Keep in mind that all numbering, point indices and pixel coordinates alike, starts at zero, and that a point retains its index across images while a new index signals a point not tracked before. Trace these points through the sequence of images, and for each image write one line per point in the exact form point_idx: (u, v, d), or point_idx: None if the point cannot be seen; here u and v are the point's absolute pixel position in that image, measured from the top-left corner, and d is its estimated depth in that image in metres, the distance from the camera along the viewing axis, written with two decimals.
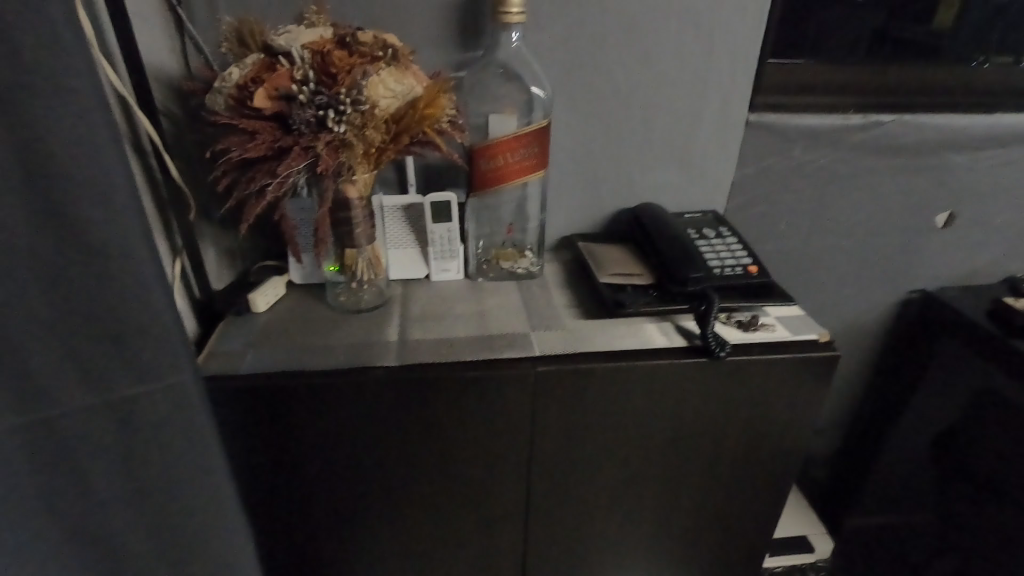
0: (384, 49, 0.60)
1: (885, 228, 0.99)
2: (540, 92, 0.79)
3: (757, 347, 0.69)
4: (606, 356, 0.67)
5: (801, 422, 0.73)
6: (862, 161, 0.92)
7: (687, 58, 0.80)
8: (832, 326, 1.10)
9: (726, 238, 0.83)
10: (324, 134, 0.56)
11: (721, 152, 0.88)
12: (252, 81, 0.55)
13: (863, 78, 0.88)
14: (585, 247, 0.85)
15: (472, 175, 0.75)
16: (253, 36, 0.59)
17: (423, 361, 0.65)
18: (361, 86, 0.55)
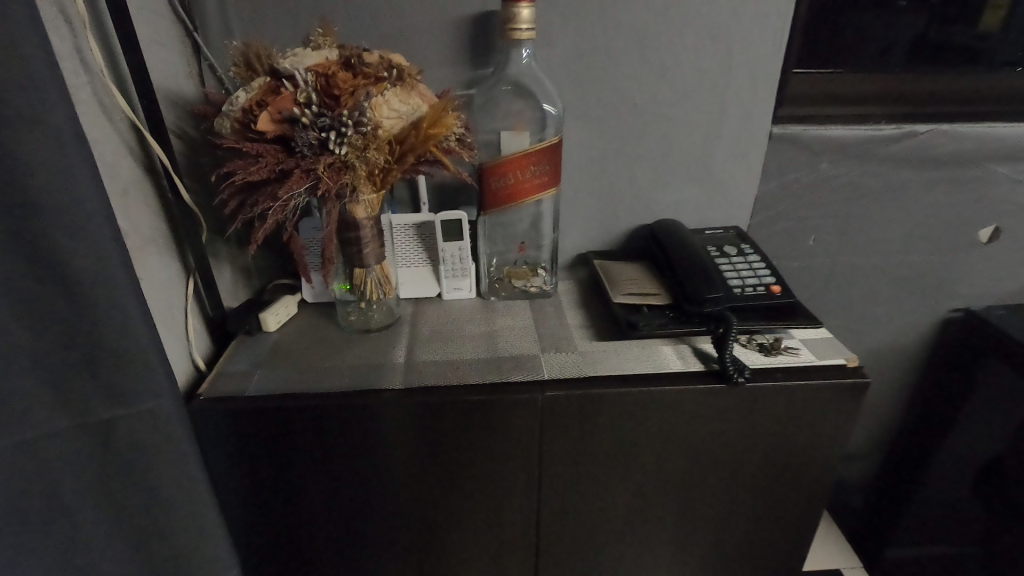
0: (389, 69, 0.60)
1: (922, 244, 0.94)
2: (552, 109, 0.77)
3: (780, 372, 0.66)
4: (618, 381, 0.64)
5: (830, 449, 0.69)
6: (896, 174, 0.88)
7: (706, 71, 0.78)
8: (867, 347, 1.04)
9: (747, 256, 0.79)
10: (326, 156, 0.56)
11: (742, 166, 0.85)
12: (257, 105, 0.56)
13: (895, 87, 0.83)
14: (601, 265, 0.83)
15: (482, 194, 0.74)
16: (260, 60, 0.59)
17: (429, 385, 0.64)
18: (363, 107, 0.55)
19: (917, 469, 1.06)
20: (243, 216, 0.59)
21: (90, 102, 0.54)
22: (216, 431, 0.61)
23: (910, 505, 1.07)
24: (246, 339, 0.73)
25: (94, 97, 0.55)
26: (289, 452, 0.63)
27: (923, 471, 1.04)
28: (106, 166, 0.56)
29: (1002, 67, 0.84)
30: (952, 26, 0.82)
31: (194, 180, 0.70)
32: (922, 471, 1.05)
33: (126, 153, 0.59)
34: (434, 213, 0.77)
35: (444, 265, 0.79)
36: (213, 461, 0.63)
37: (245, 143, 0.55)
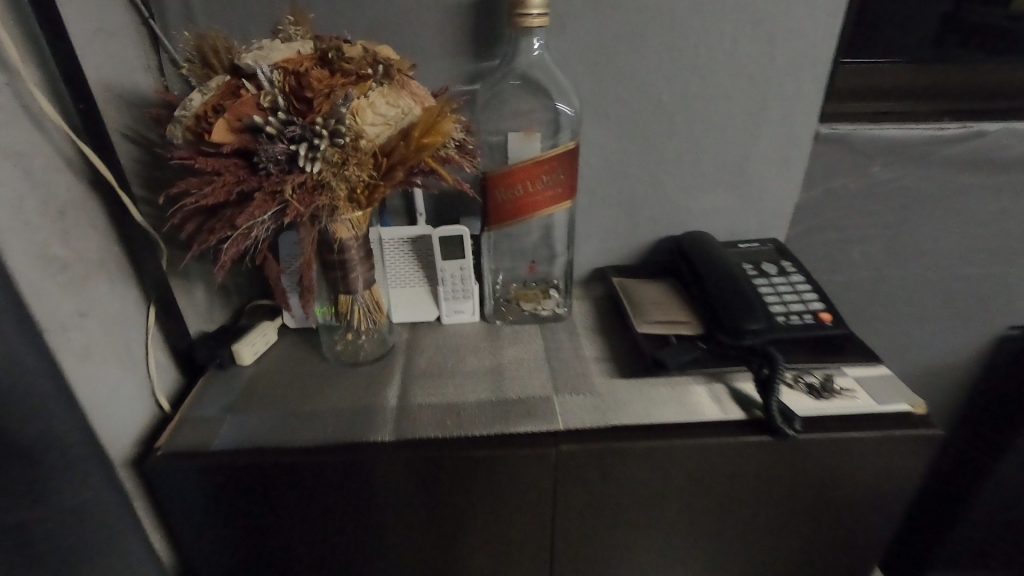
0: (374, 65, 0.50)
1: (983, 258, 0.83)
2: (567, 109, 0.67)
3: (835, 421, 0.56)
4: (646, 432, 0.55)
5: (890, 507, 0.59)
6: (958, 180, 0.77)
7: (745, 63, 0.67)
8: (913, 368, 0.93)
9: (790, 277, 0.69)
10: (295, 174, 0.46)
11: (783, 172, 0.74)
12: (213, 111, 0.46)
13: (960, 81, 0.73)
14: (621, 286, 0.74)
15: (486, 207, 0.64)
16: (218, 55, 0.49)
17: (423, 436, 0.55)
18: (340, 113, 0.45)
19: None
20: (200, 245, 0.49)
21: (11, 108, 0.45)
22: (178, 488, 0.53)
23: None
24: (217, 374, 0.64)
25: (17, 102, 0.45)
26: (262, 513, 0.54)
27: None
28: (37, 185, 0.47)
29: None
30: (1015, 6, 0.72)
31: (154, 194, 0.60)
32: None
33: (64, 166, 0.50)
34: (432, 228, 0.67)
35: (443, 287, 0.69)
36: (177, 520, 0.55)
37: (197, 159, 0.45)
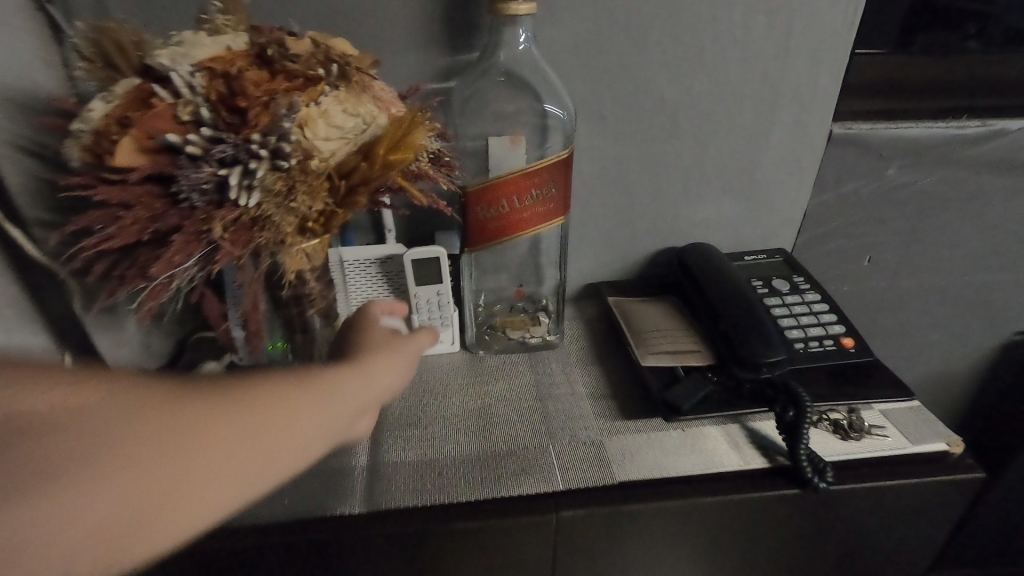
0: (327, 63, 0.40)
1: (995, 263, 0.78)
2: (559, 110, 0.58)
3: (868, 467, 0.50)
4: (661, 491, 0.47)
5: (922, 554, 0.53)
6: (976, 182, 0.71)
7: (757, 57, 0.59)
8: (917, 376, 0.89)
9: (806, 296, 0.62)
10: (226, 207, 0.36)
11: (793, 177, 0.67)
12: (116, 126, 0.36)
13: (982, 74, 0.66)
14: (618, 307, 0.66)
15: (466, 225, 0.55)
16: (126, 51, 0.39)
17: (400, 506, 0.46)
18: (283, 128, 0.36)
19: None
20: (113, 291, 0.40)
21: None
22: None
23: None
24: None
25: None
26: None
27: None
28: None
29: None
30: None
31: None
32: None
33: None
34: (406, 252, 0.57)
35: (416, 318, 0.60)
36: None
37: (99, 189, 0.35)
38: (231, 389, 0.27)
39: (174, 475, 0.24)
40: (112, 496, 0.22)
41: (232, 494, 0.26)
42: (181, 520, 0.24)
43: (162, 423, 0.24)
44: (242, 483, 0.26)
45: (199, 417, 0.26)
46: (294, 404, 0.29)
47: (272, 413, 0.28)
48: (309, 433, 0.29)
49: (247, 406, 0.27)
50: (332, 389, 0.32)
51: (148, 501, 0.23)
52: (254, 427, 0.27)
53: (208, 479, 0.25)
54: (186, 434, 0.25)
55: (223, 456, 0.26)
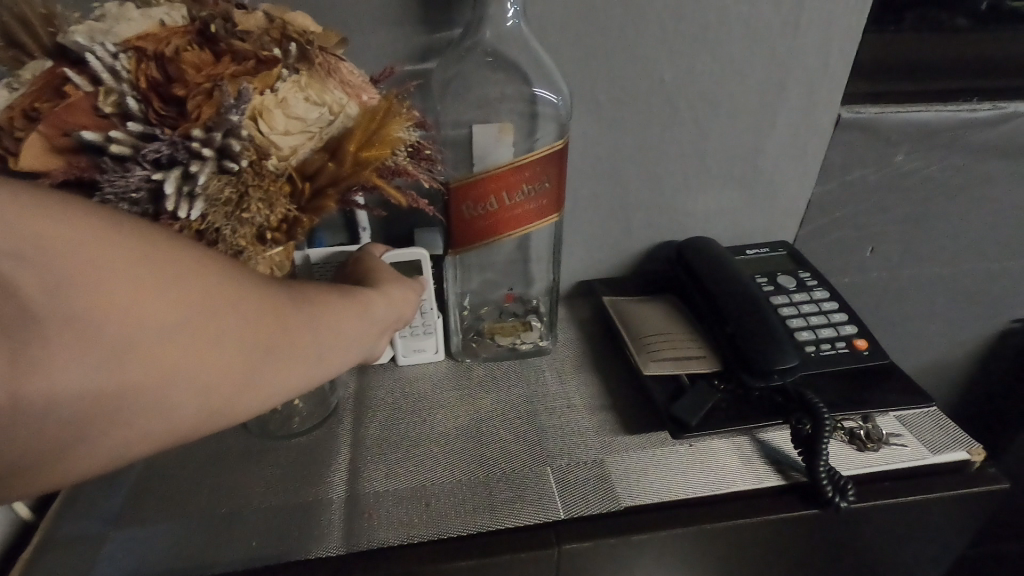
0: (283, 43, 0.34)
1: (997, 251, 0.75)
2: (551, 96, 0.52)
3: (890, 481, 0.46)
4: (670, 517, 0.43)
5: (937, 565, 0.51)
6: (983, 168, 0.68)
7: (765, 35, 0.54)
8: (913, 365, 0.87)
9: (813, 293, 0.58)
10: (163, 220, 0.30)
11: (798, 165, 0.63)
12: (20, 122, 0.29)
13: (994, 54, 0.62)
14: (614, 307, 0.61)
15: (450, 225, 0.50)
16: (34, 28, 0.32)
17: (383, 544, 0.42)
18: (231, 122, 0.30)
19: None
20: None
21: None
22: None
23: None
24: None
25: None
26: None
27: None
28: None
29: None
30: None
31: None
32: None
33: None
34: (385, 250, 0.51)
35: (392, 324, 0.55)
36: None
37: None
38: (245, 282, 0.25)
39: (158, 339, 0.22)
40: (94, 332, 0.21)
41: (201, 398, 0.24)
42: (148, 395, 0.22)
43: (177, 280, 0.23)
44: (213, 391, 0.24)
45: (209, 292, 0.24)
46: (293, 330, 0.27)
47: (270, 331, 0.26)
48: (290, 374, 0.27)
49: (252, 310, 0.25)
50: (335, 323, 0.30)
51: (128, 350, 0.21)
52: (247, 341, 0.25)
53: (186, 361, 0.23)
54: (188, 302, 0.23)
55: (211, 346, 0.24)
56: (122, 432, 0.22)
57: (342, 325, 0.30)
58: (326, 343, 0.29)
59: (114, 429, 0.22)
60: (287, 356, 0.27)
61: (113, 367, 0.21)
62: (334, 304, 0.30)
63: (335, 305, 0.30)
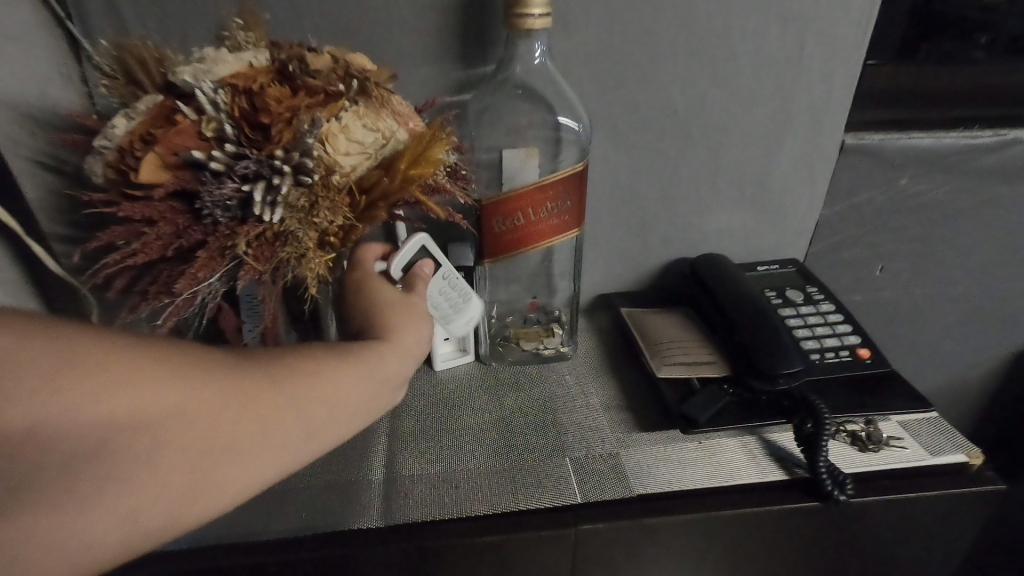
0: (347, 79, 0.40)
1: (1008, 272, 0.77)
2: (572, 123, 0.58)
3: (888, 479, 0.49)
4: (678, 504, 0.47)
5: (942, 566, 0.53)
6: (988, 191, 0.71)
7: (770, 68, 0.59)
8: (929, 384, 0.88)
9: (819, 307, 0.62)
10: (250, 223, 0.36)
11: (805, 189, 0.68)
12: (141, 142, 0.36)
13: (992, 84, 0.67)
14: (631, 317, 0.66)
15: (481, 238, 0.56)
16: (149, 68, 0.39)
17: (418, 520, 0.46)
18: (306, 144, 0.36)
19: None
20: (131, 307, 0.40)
21: None
22: None
23: None
24: None
25: None
26: None
27: None
28: None
29: None
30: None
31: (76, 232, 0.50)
32: None
33: None
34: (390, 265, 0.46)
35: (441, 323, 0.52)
36: None
37: (124, 205, 0.36)
38: (219, 383, 0.29)
39: (138, 448, 0.26)
40: (80, 450, 0.25)
41: (181, 497, 0.28)
42: (131, 501, 0.26)
43: (146, 398, 0.27)
44: (194, 486, 0.28)
45: (180, 402, 0.28)
46: (267, 417, 0.31)
47: (245, 422, 0.30)
48: (270, 456, 0.31)
49: (222, 409, 0.29)
50: (321, 399, 0.33)
51: (110, 465, 0.26)
52: (221, 436, 0.29)
53: (163, 463, 0.27)
54: (158, 416, 0.27)
55: (184, 449, 0.28)
56: (111, 537, 0.26)
57: (328, 401, 0.34)
58: (305, 423, 0.32)
59: (104, 536, 0.26)
60: (264, 440, 0.31)
61: (96, 479, 0.25)
62: (323, 381, 0.34)
63: (321, 385, 0.33)
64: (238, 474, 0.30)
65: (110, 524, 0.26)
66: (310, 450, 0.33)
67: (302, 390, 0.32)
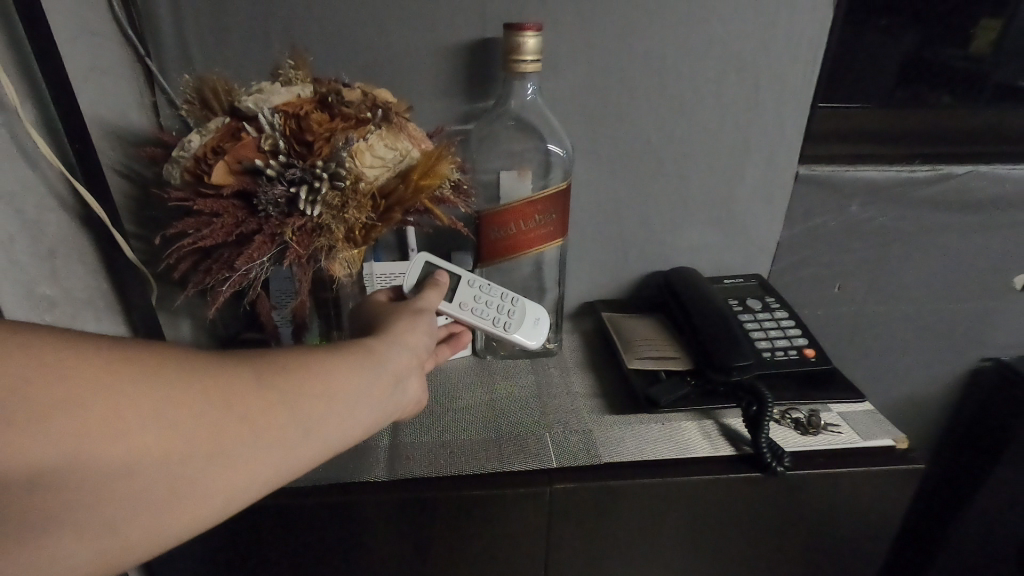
0: (373, 108, 0.51)
1: (956, 292, 0.86)
2: (559, 149, 0.68)
3: (822, 457, 0.57)
4: (638, 471, 0.55)
5: (879, 539, 0.60)
6: (929, 219, 0.80)
7: (730, 107, 0.70)
8: (891, 398, 0.96)
9: (774, 313, 0.71)
10: (295, 217, 0.46)
11: (766, 213, 0.77)
12: (212, 153, 0.46)
13: (924, 126, 0.77)
14: (611, 320, 0.75)
15: (480, 244, 0.66)
16: (218, 96, 0.50)
17: (417, 477, 0.54)
18: (340, 156, 0.46)
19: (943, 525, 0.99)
20: (195, 282, 0.50)
21: (5, 147, 0.45)
22: None
23: None
24: None
25: (11, 140, 0.46)
26: (248, 555, 0.53)
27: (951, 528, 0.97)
28: (28, 226, 0.47)
29: None
30: (962, 49, 0.76)
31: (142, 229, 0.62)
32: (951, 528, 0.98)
33: (54, 204, 0.50)
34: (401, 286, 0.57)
35: (495, 327, 0.59)
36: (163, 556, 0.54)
37: (198, 201, 0.46)
38: (199, 391, 0.31)
39: (114, 460, 0.28)
40: (60, 462, 0.27)
41: (164, 502, 0.30)
42: (109, 510, 0.29)
43: (125, 408, 0.29)
44: (179, 491, 0.31)
45: (158, 411, 0.30)
46: (255, 419, 0.33)
47: (230, 426, 0.32)
48: (260, 458, 0.34)
49: (205, 416, 0.31)
50: (312, 398, 0.36)
51: (93, 474, 0.28)
52: (206, 441, 0.31)
53: (146, 470, 0.29)
54: (137, 425, 0.29)
55: (167, 455, 0.30)
56: (91, 545, 0.29)
57: (319, 399, 0.36)
58: (296, 422, 0.35)
59: (89, 539, 0.29)
60: (253, 442, 0.33)
61: (76, 488, 0.28)
62: (316, 381, 0.37)
63: (312, 385, 0.36)
64: (227, 477, 0.32)
65: (94, 527, 0.29)
66: (302, 452, 0.36)
67: (293, 390, 0.35)
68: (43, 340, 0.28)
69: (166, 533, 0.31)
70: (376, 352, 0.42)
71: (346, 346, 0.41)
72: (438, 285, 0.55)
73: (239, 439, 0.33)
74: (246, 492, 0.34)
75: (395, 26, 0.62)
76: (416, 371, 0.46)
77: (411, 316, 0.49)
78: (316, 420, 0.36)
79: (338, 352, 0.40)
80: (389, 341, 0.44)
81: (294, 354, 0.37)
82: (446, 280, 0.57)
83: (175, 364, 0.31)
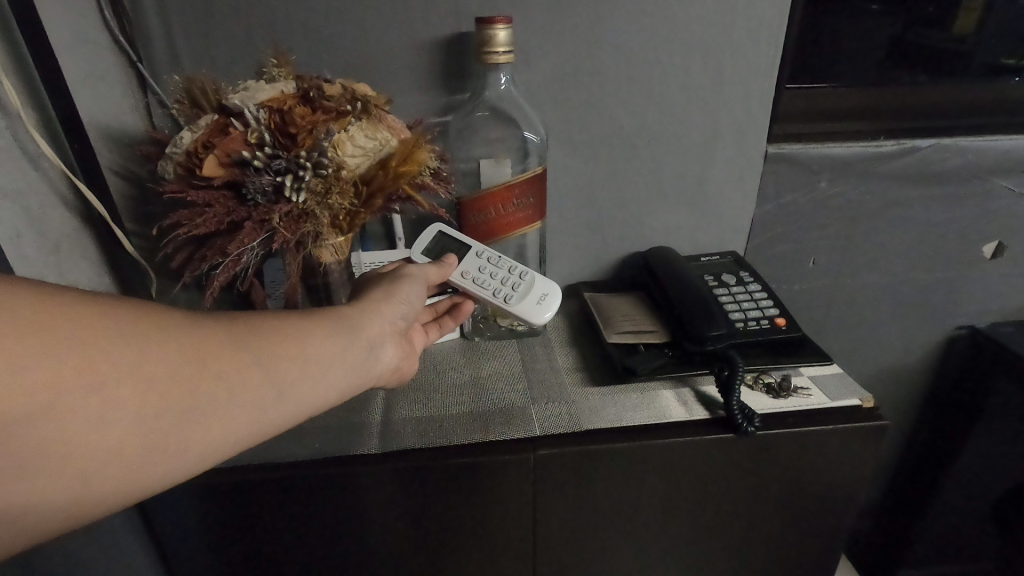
0: (353, 102, 0.54)
1: (927, 263, 0.89)
2: (534, 137, 0.73)
3: (792, 418, 0.60)
4: (618, 436, 0.58)
5: (851, 495, 0.62)
6: (897, 192, 0.83)
7: (698, 90, 0.73)
8: (871, 368, 0.98)
9: (748, 286, 0.74)
10: (282, 204, 0.50)
11: (738, 191, 0.80)
12: (204, 147, 0.50)
13: (886, 103, 0.80)
14: (592, 299, 0.78)
15: (463, 229, 0.69)
16: (206, 95, 0.54)
17: (409, 447, 0.57)
18: (322, 146, 0.49)
19: (928, 489, 1.03)
20: (192, 270, 0.54)
21: (11, 151, 0.51)
22: (173, 504, 0.55)
23: (923, 527, 1.04)
24: None
25: (16, 143, 0.51)
26: (249, 530, 0.56)
27: (936, 490, 1.01)
28: (33, 222, 0.52)
29: (992, 72, 0.81)
30: (925, 28, 0.79)
31: (138, 225, 0.67)
32: (935, 490, 1.01)
33: (56, 201, 0.56)
34: (412, 252, 0.63)
35: (496, 298, 0.60)
36: (171, 536, 0.57)
37: (190, 192, 0.50)
38: (174, 345, 0.35)
39: (96, 407, 0.31)
40: (38, 406, 0.30)
41: (137, 452, 0.33)
42: (92, 451, 0.32)
43: (102, 358, 0.32)
44: (154, 442, 0.34)
45: (134, 363, 0.33)
46: (227, 375, 0.37)
47: (205, 380, 0.36)
48: (234, 412, 0.37)
49: (176, 367, 0.35)
50: (284, 357, 0.40)
51: (71, 418, 0.31)
52: (181, 392, 0.35)
53: (121, 419, 0.32)
54: (113, 377, 0.32)
55: (144, 404, 0.33)
56: (67, 489, 0.32)
57: (295, 360, 0.41)
58: (269, 378, 0.39)
59: (62, 488, 0.31)
60: (227, 398, 0.37)
61: (52, 436, 0.30)
62: (289, 344, 0.41)
63: (283, 344, 0.41)
64: (199, 430, 0.36)
65: (68, 476, 0.31)
66: (275, 411, 0.40)
67: (264, 349, 0.39)
68: (16, 292, 0.30)
69: (135, 486, 0.34)
70: (349, 321, 0.47)
71: (325, 314, 0.46)
72: (441, 264, 0.59)
73: (215, 391, 0.36)
74: (220, 444, 0.37)
75: (372, 22, 0.65)
76: (391, 339, 0.51)
77: (394, 285, 0.54)
78: (286, 380, 0.40)
79: (316, 319, 0.45)
80: (364, 310, 0.49)
81: (270, 318, 0.41)
82: (452, 262, 0.60)
83: (157, 315, 0.35)
